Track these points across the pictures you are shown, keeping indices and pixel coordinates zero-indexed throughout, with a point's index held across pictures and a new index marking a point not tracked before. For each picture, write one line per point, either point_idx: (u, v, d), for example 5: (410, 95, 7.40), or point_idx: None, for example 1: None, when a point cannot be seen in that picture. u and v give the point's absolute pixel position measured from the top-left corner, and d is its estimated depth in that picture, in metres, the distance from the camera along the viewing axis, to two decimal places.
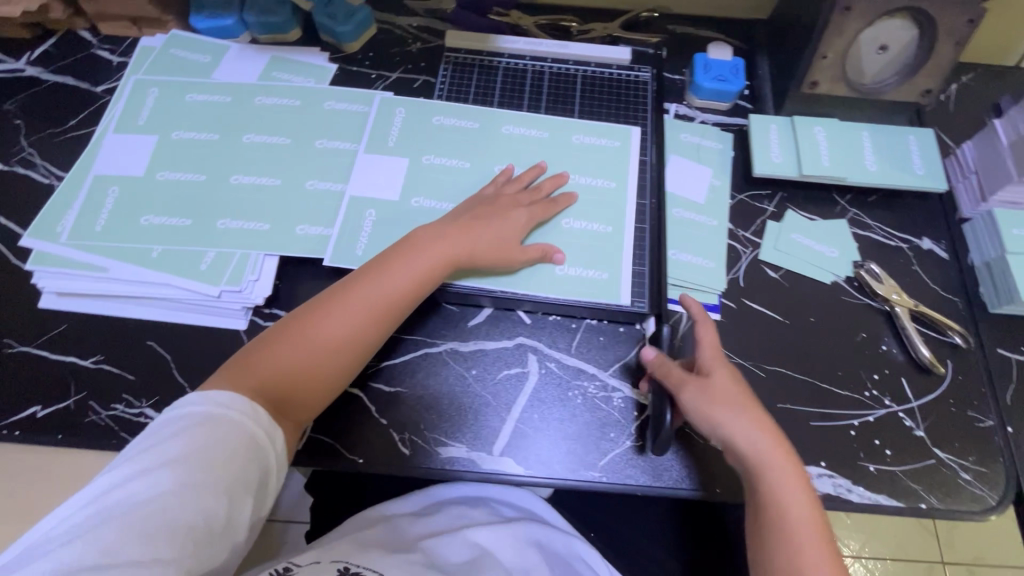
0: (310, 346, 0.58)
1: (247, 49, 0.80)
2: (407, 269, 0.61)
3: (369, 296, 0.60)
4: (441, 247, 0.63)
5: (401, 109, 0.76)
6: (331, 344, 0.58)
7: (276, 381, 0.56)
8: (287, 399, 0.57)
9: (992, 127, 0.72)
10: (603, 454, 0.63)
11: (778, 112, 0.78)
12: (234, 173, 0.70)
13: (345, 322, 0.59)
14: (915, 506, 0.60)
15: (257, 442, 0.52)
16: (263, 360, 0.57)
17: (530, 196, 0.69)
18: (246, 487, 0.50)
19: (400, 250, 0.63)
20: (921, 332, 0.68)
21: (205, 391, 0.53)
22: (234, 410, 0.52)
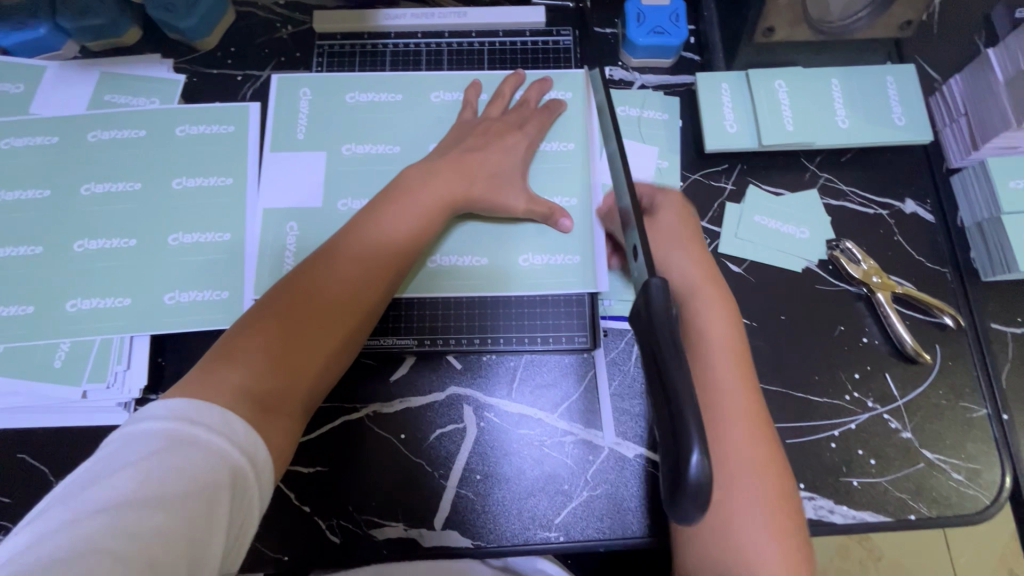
0: (309, 311, 0.46)
1: (69, 67, 0.64)
2: (397, 221, 0.52)
3: (359, 256, 0.49)
4: (427, 196, 0.53)
5: (306, 90, 0.62)
6: (332, 303, 0.47)
7: (261, 373, 0.42)
8: (278, 393, 0.43)
9: (986, 57, 0.59)
10: (558, 510, 0.55)
11: (731, 67, 0.65)
12: (77, 238, 0.57)
13: (338, 287, 0.47)
14: (905, 519, 0.55)
15: (237, 469, 0.37)
16: (239, 350, 0.43)
17: (519, 113, 0.61)
18: (217, 530, 0.35)
19: (378, 203, 0.53)
20: (906, 316, 0.60)
21: (176, 402, 0.38)
22: (229, 422, 0.38)
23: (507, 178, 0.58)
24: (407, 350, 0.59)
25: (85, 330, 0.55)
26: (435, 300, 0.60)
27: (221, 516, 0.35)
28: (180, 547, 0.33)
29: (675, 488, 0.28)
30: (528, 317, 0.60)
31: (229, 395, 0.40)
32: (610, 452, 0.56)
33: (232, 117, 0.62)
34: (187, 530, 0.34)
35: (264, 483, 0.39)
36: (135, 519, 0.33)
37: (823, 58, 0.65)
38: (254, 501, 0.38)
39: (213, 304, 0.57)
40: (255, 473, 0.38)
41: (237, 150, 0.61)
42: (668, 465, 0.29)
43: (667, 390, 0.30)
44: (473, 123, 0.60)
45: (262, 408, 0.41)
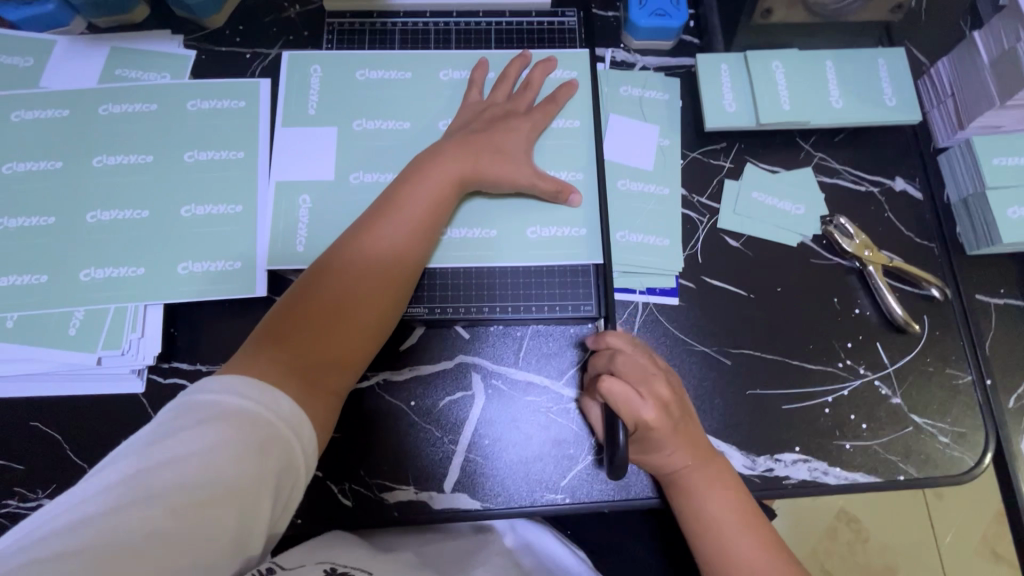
0: (339, 296, 0.49)
1: (79, 43, 0.64)
2: (414, 209, 0.54)
3: (378, 244, 0.52)
4: (438, 182, 0.55)
5: (317, 67, 0.64)
6: (359, 287, 0.50)
7: (300, 356, 0.46)
8: (316, 371, 0.47)
9: (973, 40, 0.61)
10: (564, 473, 0.57)
11: (729, 48, 0.67)
12: (90, 209, 0.58)
13: (361, 275, 0.50)
14: (895, 479, 0.57)
15: (284, 443, 0.40)
16: (278, 336, 0.47)
17: (523, 94, 0.63)
18: (265, 497, 0.38)
19: (393, 193, 0.55)
20: (895, 288, 0.62)
21: (225, 381, 0.41)
22: (273, 402, 0.41)
23: (513, 154, 0.59)
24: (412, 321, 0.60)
25: (98, 299, 0.56)
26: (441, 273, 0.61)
27: (269, 483, 0.39)
28: (231, 513, 0.37)
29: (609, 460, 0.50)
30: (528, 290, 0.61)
31: (275, 375, 0.44)
32: None
33: (243, 93, 0.63)
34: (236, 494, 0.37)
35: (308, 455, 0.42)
36: (190, 479, 0.36)
37: (818, 41, 0.67)
38: (301, 472, 0.41)
39: (226, 275, 0.58)
40: (301, 446, 0.42)
41: (248, 125, 0.62)
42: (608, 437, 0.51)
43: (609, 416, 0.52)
44: (481, 105, 0.61)
45: (305, 385, 0.45)
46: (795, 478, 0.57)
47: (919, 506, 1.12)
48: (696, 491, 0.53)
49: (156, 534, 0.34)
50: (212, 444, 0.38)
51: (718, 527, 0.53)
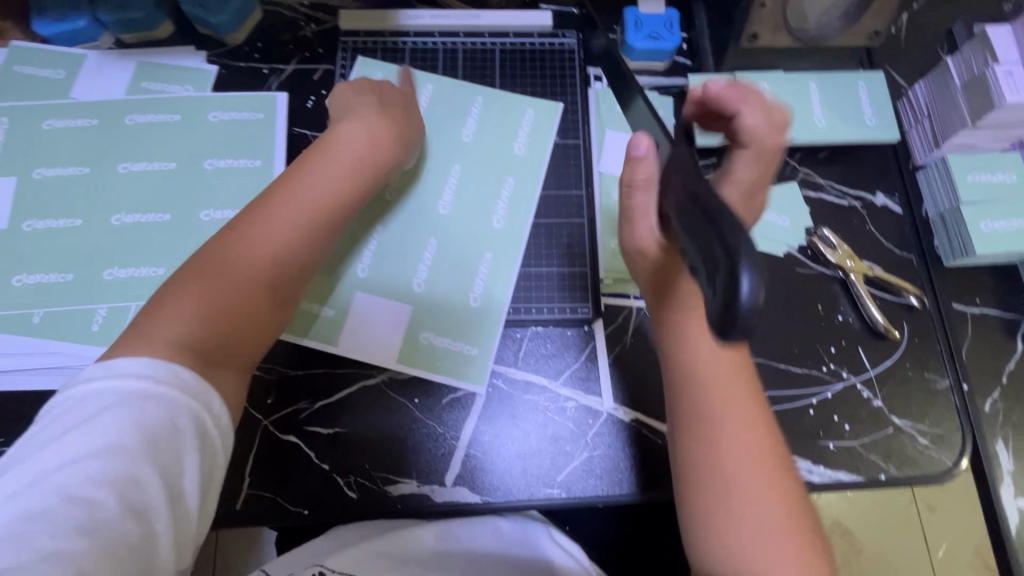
0: (230, 277, 0.49)
1: (107, 57, 0.68)
2: (300, 196, 0.53)
3: (253, 233, 0.50)
4: (345, 152, 0.57)
5: (358, 75, 0.69)
6: (305, 255, 0.52)
7: (199, 329, 0.46)
8: (216, 350, 0.47)
9: (944, 67, 0.66)
10: (560, 469, 0.60)
11: (720, 70, 0.71)
12: (115, 212, 0.61)
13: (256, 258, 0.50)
14: (876, 478, 0.60)
15: (169, 451, 0.40)
16: (165, 317, 0.45)
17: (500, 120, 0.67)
18: (162, 505, 0.40)
19: (289, 178, 0.54)
20: (876, 297, 0.66)
21: (116, 364, 0.42)
22: (184, 387, 0.43)
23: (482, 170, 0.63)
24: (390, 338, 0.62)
25: (121, 297, 0.59)
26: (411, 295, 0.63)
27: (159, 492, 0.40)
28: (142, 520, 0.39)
29: (724, 319, 0.26)
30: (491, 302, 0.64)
31: (165, 353, 0.43)
32: (608, 416, 0.61)
33: (261, 105, 0.67)
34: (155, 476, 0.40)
35: (224, 432, 0.45)
36: (120, 469, 0.39)
37: (803, 64, 0.71)
38: (217, 449, 0.44)
39: None
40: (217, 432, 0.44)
41: (265, 136, 0.66)
42: (710, 259, 0.28)
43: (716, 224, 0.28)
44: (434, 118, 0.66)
45: (231, 349, 0.48)
46: None
47: (909, 516, 1.14)
48: (716, 408, 0.49)
49: (104, 516, 0.37)
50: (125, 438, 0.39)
51: (731, 454, 0.48)
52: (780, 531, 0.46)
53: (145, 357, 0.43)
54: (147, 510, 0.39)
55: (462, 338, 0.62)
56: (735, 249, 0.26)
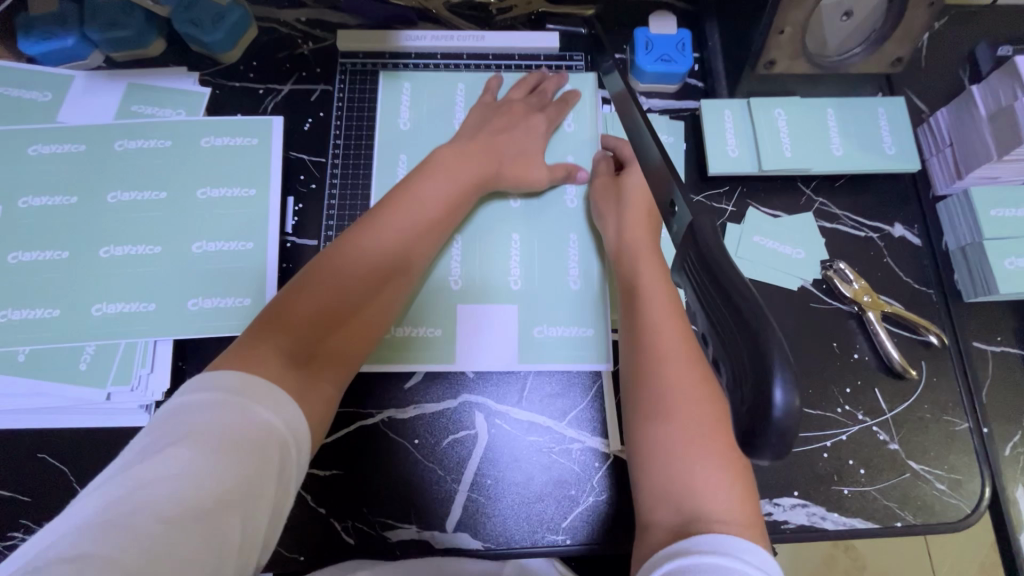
0: (330, 287, 0.51)
1: (96, 78, 0.66)
2: (397, 216, 0.56)
3: (354, 258, 0.53)
4: (438, 184, 0.58)
5: (407, 87, 0.67)
6: (393, 266, 0.54)
7: (301, 341, 0.48)
8: (313, 370, 0.48)
9: (970, 95, 0.63)
10: (565, 515, 0.58)
11: (733, 94, 0.69)
12: (103, 244, 0.59)
13: (355, 272, 0.52)
14: (892, 525, 0.58)
15: (262, 458, 0.40)
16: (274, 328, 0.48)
17: (538, 100, 0.67)
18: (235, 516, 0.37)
19: (384, 199, 0.57)
20: (893, 334, 0.63)
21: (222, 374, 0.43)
22: (268, 406, 0.42)
23: (527, 158, 0.64)
24: (473, 336, 0.62)
25: (109, 334, 0.57)
26: (496, 291, 0.63)
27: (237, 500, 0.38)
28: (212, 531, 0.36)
29: (755, 429, 0.24)
30: (568, 291, 0.63)
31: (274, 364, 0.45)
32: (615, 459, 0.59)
33: (256, 130, 0.65)
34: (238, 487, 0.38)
35: (303, 453, 0.44)
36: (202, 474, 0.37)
37: (821, 88, 0.68)
38: (294, 469, 0.42)
39: (236, 311, 0.58)
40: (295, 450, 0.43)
41: (260, 162, 0.63)
42: (735, 349, 0.26)
43: (735, 306, 0.27)
44: (495, 105, 0.66)
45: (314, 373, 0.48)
46: (794, 523, 0.58)
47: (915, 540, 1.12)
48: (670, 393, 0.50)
49: (184, 522, 0.35)
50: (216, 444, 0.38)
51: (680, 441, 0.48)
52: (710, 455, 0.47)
53: (239, 374, 0.43)
54: (225, 524, 0.37)
55: (575, 323, 0.62)
56: (769, 351, 0.25)
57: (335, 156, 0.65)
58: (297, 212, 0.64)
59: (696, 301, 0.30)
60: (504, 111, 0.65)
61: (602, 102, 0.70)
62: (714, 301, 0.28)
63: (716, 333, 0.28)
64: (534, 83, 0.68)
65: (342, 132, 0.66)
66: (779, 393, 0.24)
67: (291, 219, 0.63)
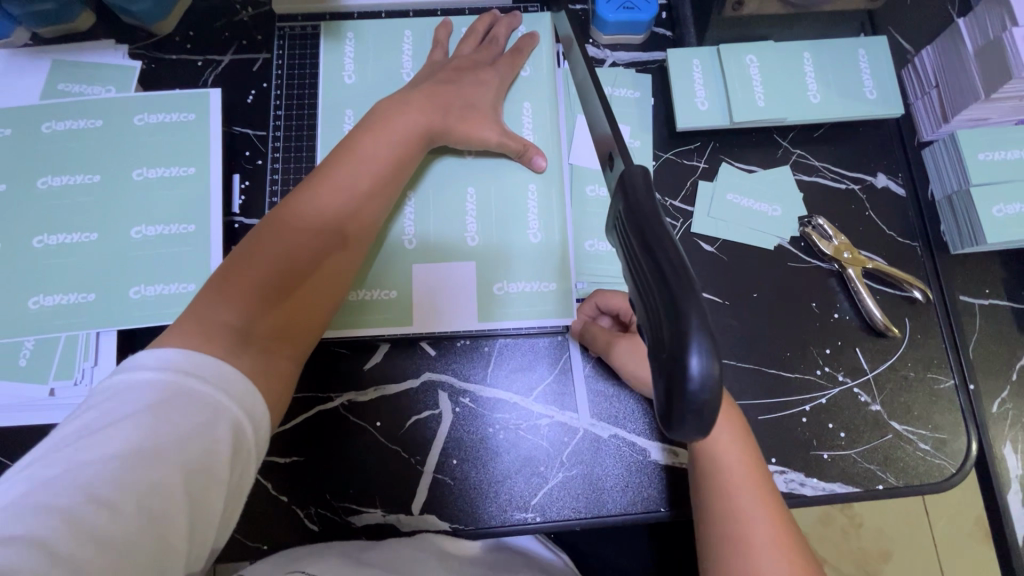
0: (282, 257, 0.46)
1: (21, 56, 0.61)
2: (352, 175, 0.51)
3: (305, 224, 0.48)
4: (386, 137, 0.54)
5: (352, 37, 0.63)
6: (347, 232, 0.51)
7: (253, 317, 0.44)
8: (272, 341, 0.45)
9: (956, 30, 0.59)
10: (534, 492, 0.56)
11: (702, 41, 0.64)
12: (36, 233, 0.56)
13: (307, 237, 0.48)
14: (873, 489, 0.56)
15: (215, 438, 0.36)
16: (221, 304, 0.43)
17: (490, 54, 0.62)
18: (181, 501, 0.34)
19: (334, 156, 0.53)
20: (875, 290, 0.60)
21: (163, 354, 0.38)
22: (217, 385, 0.38)
23: (479, 117, 0.59)
24: (435, 297, 0.59)
25: (49, 327, 0.54)
26: (455, 252, 0.60)
27: (184, 484, 0.35)
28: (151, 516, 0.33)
29: (675, 399, 0.24)
30: (530, 248, 0.60)
31: (223, 342, 0.41)
32: (585, 432, 0.57)
33: (192, 104, 0.61)
34: (182, 475, 0.35)
35: (262, 435, 0.40)
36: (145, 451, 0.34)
37: (796, 31, 0.64)
38: (251, 453, 0.39)
39: (180, 298, 0.56)
40: (253, 431, 0.39)
41: (199, 139, 0.60)
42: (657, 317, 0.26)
43: (658, 268, 0.26)
44: (443, 66, 0.61)
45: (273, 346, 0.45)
46: None
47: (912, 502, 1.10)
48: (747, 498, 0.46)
49: (123, 511, 0.32)
50: (163, 427, 0.35)
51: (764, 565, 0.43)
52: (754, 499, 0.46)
53: (185, 355, 0.38)
54: (167, 515, 0.33)
55: (538, 278, 0.59)
56: (688, 318, 0.24)
57: (277, 128, 0.61)
58: (243, 190, 0.60)
59: (627, 267, 0.29)
60: (455, 67, 0.61)
61: (561, 56, 0.65)
62: (643, 266, 0.27)
63: (645, 304, 0.27)
64: (486, 29, 0.64)
65: (283, 102, 0.62)
66: (695, 361, 0.23)
67: (237, 199, 0.60)
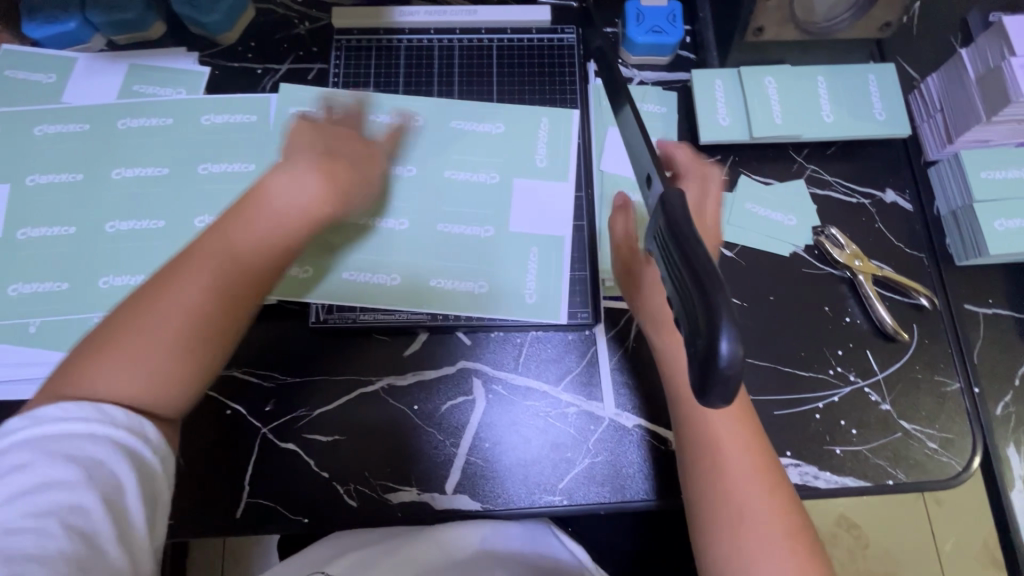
0: (177, 304, 0.44)
1: (100, 59, 0.67)
2: (260, 221, 0.48)
3: (213, 270, 0.46)
4: (309, 177, 0.50)
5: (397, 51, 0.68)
6: (253, 278, 0.48)
7: (154, 369, 0.43)
8: (168, 391, 0.44)
9: (959, 59, 0.64)
10: (562, 476, 0.59)
11: (724, 64, 0.70)
12: (109, 219, 0.61)
13: (210, 286, 0.45)
14: (885, 484, 0.59)
15: (119, 482, 0.39)
16: (116, 350, 0.43)
17: None
18: (106, 545, 0.37)
19: (256, 189, 0.50)
20: (885, 297, 0.64)
21: (62, 408, 0.39)
22: (113, 432, 0.40)
23: None
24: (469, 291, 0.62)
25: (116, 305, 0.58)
26: None
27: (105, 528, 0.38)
28: (75, 562, 0.36)
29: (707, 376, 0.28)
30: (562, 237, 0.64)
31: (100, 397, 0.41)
32: (610, 422, 0.60)
33: (255, 107, 0.66)
34: (107, 517, 0.38)
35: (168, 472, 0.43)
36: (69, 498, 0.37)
37: (810, 57, 0.69)
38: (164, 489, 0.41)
39: None
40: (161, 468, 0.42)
41: (259, 139, 0.65)
42: (694, 319, 0.29)
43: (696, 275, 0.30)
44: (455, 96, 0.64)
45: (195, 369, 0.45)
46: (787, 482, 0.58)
47: (920, 526, 1.10)
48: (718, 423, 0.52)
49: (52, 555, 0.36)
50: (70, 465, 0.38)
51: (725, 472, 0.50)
52: (795, 558, 0.47)
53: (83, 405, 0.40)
54: (95, 557, 0.37)
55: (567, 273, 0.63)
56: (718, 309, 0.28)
57: None
58: None
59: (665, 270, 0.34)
60: None
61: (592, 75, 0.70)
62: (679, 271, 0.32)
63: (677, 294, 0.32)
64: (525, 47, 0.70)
65: None
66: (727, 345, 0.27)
67: None
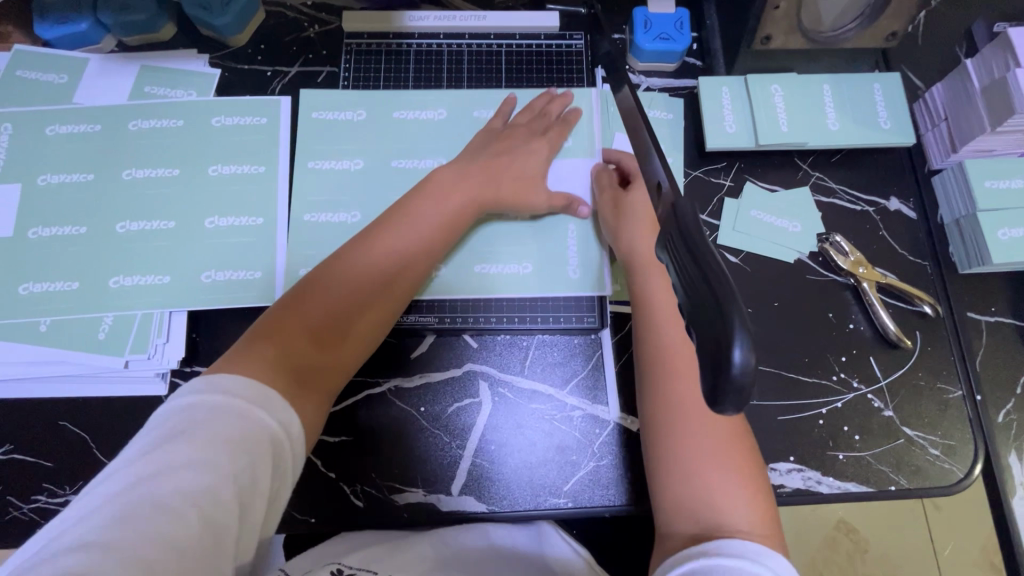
0: (330, 301, 0.50)
1: (111, 61, 0.68)
2: (402, 235, 0.55)
3: (351, 275, 0.52)
4: (448, 193, 0.59)
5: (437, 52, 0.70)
6: (391, 281, 0.53)
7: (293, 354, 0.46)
8: (307, 375, 0.46)
9: (964, 69, 0.65)
10: (567, 478, 0.59)
11: (731, 71, 0.70)
12: (120, 219, 0.61)
13: (354, 287, 0.52)
14: (887, 489, 0.59)
15: (255, 455, 0.38)
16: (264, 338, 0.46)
17: None
18: (233, 521, 0.36)
19: (398, 207, 0.58)
20: (888, 304, 0.64)
21: (208, 377, 0.40)
22: (247, 401, 0.40)
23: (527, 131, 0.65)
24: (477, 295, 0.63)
25: (126, 305, 0.59)
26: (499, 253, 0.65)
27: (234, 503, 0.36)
28: (206, 537, 0.35)
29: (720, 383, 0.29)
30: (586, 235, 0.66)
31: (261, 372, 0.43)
32: (615, 426, 0.61)
33: (265, 110, 0.67)
34: (237, 493, 0.37)
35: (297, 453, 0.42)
36: (201, 472, 0.36)
37: (816, 66, 0.70)
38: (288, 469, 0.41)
39: (246, 284, 0.60)
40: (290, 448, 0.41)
41: (269, 141, 0.65)
42: (706, 322, 0.30)
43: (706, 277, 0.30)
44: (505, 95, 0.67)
45: (322, 367, 0.48)
46: (790, 487, 0.59)
47: (918, 532, 1.11)
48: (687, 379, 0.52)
49: (179, 527, 0.34)
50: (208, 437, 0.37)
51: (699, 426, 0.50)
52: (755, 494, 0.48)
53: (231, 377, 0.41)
54: (221, 534, 0.35)
55: (573, 278, 0.64)
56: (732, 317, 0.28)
57: None
58: None
59: (673, 267, 0.34)
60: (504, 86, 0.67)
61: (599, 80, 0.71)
62: (691, 276, 0.32)
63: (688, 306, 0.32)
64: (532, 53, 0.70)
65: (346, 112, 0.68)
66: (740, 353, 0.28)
67: None
